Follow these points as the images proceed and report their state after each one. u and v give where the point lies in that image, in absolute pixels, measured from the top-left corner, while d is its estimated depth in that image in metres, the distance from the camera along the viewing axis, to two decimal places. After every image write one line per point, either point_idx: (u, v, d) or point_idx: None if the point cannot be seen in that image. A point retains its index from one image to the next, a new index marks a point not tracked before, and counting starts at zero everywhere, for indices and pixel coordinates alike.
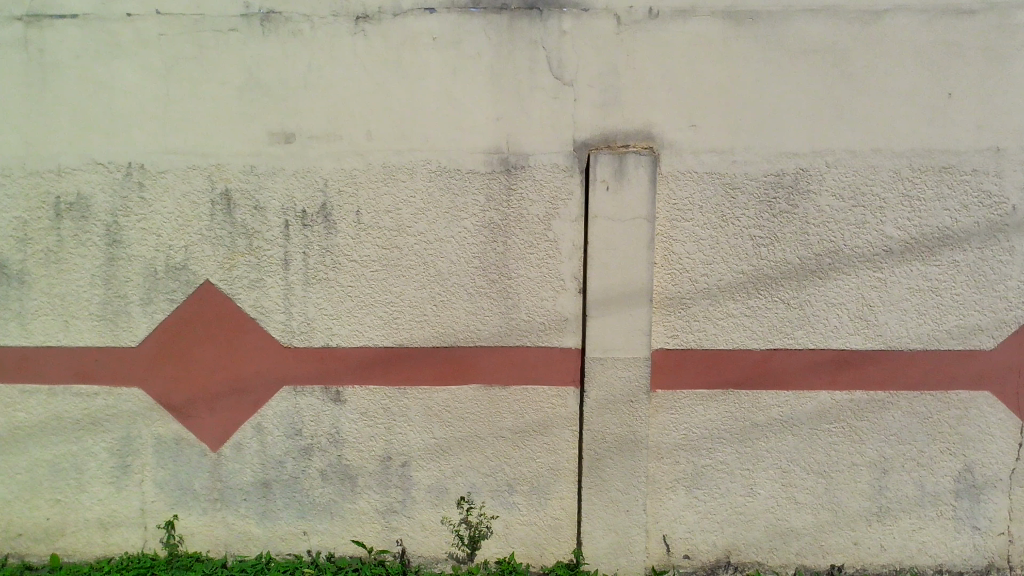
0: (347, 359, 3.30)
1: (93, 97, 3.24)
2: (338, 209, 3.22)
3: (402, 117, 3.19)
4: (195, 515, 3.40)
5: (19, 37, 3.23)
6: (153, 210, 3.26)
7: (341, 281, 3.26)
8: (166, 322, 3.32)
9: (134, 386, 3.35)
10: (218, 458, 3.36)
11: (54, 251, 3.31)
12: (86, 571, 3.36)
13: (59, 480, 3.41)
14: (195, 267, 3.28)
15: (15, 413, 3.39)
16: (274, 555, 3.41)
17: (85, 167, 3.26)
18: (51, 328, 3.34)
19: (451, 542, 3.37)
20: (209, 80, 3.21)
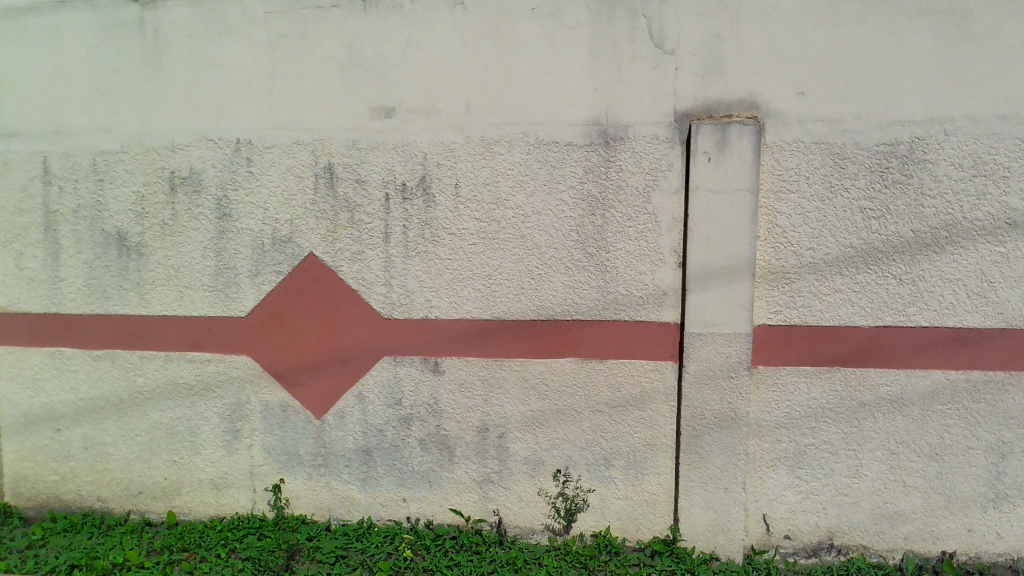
0: (445, 331, 3.34)
1: (203, 75, 3.36)
2: (437, 182, 3.25)
3: (500, 90, 3.19)
4: (300, 479, 3.53)
5: (136, 18, 3.38)
6: (260, 184, 3.37)
7: (439, 253, 3.29)
8: (273, 293, 3.43)
9: (244, 354, 3.49)
10: (322, 425, 3.47)
11: (169, 224, 3.46)
12: (200, 528, 3.52)
13: (176, 442, 3.59)
14: (300, 240, 3.38)
15: (135, 378, 3.58)
16: (375, 521, 3.51)
17: (198, 144, 3.40)
18: (167, 298, 3.50)
19: (547, 514, 3.39)
20: (312, 56, 3.28)
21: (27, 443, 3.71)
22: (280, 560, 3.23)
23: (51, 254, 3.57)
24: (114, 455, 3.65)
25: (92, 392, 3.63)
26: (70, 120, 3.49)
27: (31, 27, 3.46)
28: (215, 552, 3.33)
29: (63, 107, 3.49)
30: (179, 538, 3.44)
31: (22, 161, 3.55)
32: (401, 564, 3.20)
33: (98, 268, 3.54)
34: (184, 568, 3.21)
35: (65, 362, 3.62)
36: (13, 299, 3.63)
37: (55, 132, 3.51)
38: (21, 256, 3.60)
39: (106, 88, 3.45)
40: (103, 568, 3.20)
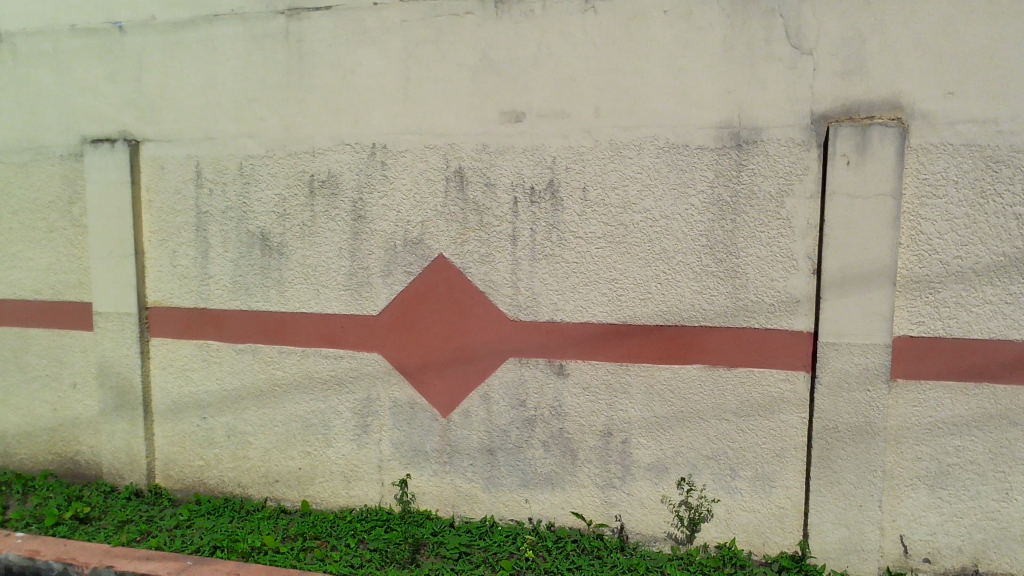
0: (570, 333, 3.35)
1: (343, 82, 3.51)
2: (564, 186, 3.27)
3: (629, 93, 3.17)
4: (426, 475, 3.61)
5: (281, 30, 3.57)
6: (394, 187, 3.47)
7: (566, 257, 3.30)
8: (404, 293, 3.54)
9: (375, 351, 3.61)
10: (448, 423, 3.54)
11: (308, 225, 3.62)
12: (331, 518, 3.66)
13: (310, 434, 3.75)
14: (430, 242, 3.46)
15: (275, 372, 3.76)
16: (497, 520, 3.55)
17: (336, 148, 3.54)
18: (306, 295, 3.67)
19: (669, 522, 3.34)
20: (445, 62, 3.37)
21: (177, 429, 3.97)
22: (406, 553, 3.32)
23: (201, 252, 3.81)
24: (253, 444, 3.85)
25: (234, 383, 3.84)
26: (219, 127, 3.72)
27: (187, 40, 3.72)
28: (344, 541, 3.45)
29: (213, 115, 3.72)
30: (312, 526, 3.59)
31: (178, 166, 3.81)
32: (522, 563, 3.23)
33: (242, 267, 3.75)
34: (316, 555, 3.34)
35: (212, 354, 3.85)
36: (168, 294, 3.90)
37: (207, 139, 3.75)
38: (175, 254, 3.86)
39: (252, 96, 3.65)
40: (243, 550, 3.38)
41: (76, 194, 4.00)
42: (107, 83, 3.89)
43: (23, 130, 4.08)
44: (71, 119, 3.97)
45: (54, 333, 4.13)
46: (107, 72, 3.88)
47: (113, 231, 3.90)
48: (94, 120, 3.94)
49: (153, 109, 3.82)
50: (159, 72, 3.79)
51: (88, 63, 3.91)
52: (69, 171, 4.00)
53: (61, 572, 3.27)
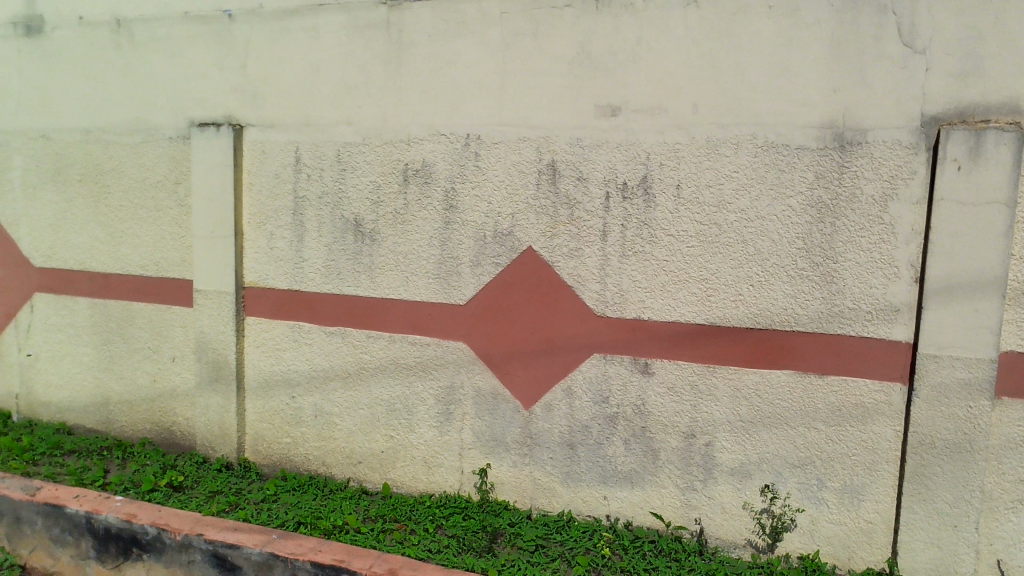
0: (657, 332, 3.31)
1: (440, 72, 3.55)
2: (658, 183, 3.23)
3: (730, 90, 3.11)
4: (506, 466, 3.63)
5: (383, 20, 3.63)
6: (486, 177, 3.50)
7: (657, 255, 3.26)
8: (492, 284, 3.56)
9: (460, 340, 3.64)
10: (529, 416, 3.55)
11: (401, 213, 3.68)
12: (410, 502, 3.71)
13: (393, 419, 3.81)
14: (520, 234, 3.47)
15: (362, 355, 3.84)
16: (575, 515, 3.54)
17: (431, 137, 3.58)
18: (395, 282, 3.73)
19: (751, 529, 3.26)
20: (543, 55, 3.37)
21: (266, 406, 4.09)
22: (483, 542, 3.35)
23: (297, 235, 3.91)
24: (339, 425, 3.93)
25: (323, 364, 3.93)
26: (319, 114, 3.81)
27: (293, 29, 3.82)
28: (423, 526, 3.50)
29: (314, 102, 3.81)
30: (392, 509, 3.65)
31: (278, 151, 3.91)
32: (598, 560, 3.21)
33: (335, 251, 3.83)
34: (395, 538, 3.40)
35: (303, 335, 3.95)
36: (263, 275, 4.02)
37: (306, 125, 3.84)
38: (272, 236, 3.97)
39: (352, 85, 3.72)
40: (325, 528, 3.46)
41: (182, 174, 4.15)
42: (215, 69, 4.03)
43: (135, 112, 4.25)
44: (180, 103, 4.13)
45: (156, 308, 4.31)
46: (216, 58, 4.02)
47: (215, 212, 4.04)
48: (201, 105, 4.08)
49: (257, 95, 3.94)
50: (264, 59, 3.90)
51: (199, 49, 4.05)
52: (176, 152, 4.16)
53: (155, 537, 3.41)
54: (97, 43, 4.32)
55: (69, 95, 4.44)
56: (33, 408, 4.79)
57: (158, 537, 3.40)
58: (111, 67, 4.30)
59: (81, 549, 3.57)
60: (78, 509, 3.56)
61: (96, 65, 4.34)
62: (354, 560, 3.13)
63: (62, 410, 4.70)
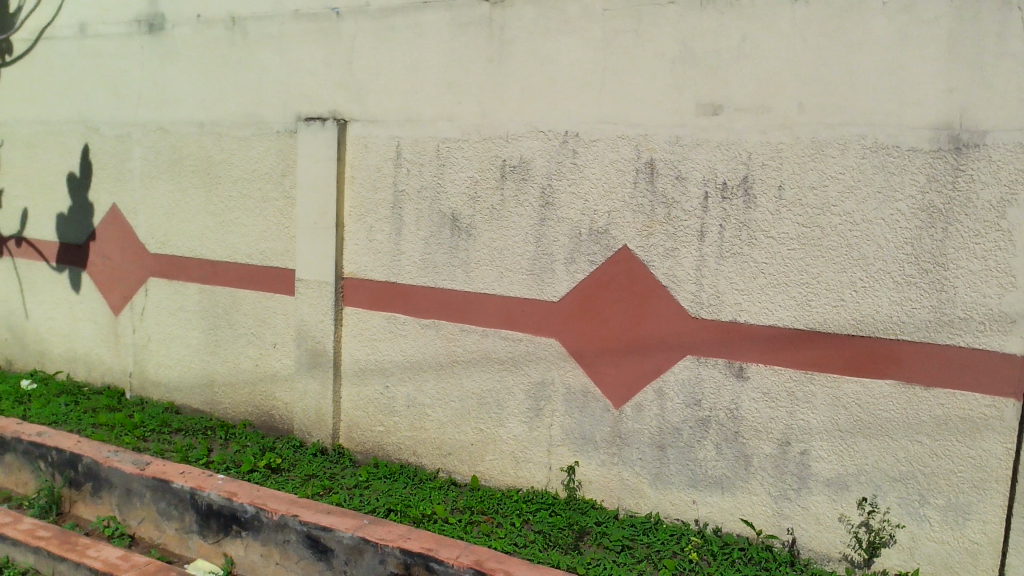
0: (754, 335, 3.24)
1: (540, 69, 3.56)
2: (759, 183, 3.16)
3: (838, 88, 3.01)
4: (594, 464, 3.62)
5: (486, 16, 3.67)
6: (583, 175, 3.49)
7: (755, 256, 3.20)
8: (585, 281, 3.55)
9: (552, 337, 3.65)
10: (620, 415, 3.53)
11: (497, 209, 3.71)
12: (498, 496, 3.74)
13: (484, 412, 3.85)
14: (616, 232, 3.45)
15: (455, 348, 3.89)
16: (662, 518, 3.50)
17: (529, 134, 3.60)
18: (489, 277, 3.76)
19: (846, 542, 3.15)
20: (644, 52, 3.34)
21: (361, 394, 4.19)
22: (569, 540, 3.35)
23: (395, 228, 4.00)
24: (430, 416, 4.00)
25: (417, 356, 4.00)
26: (421, 109, 3.87)
27: (397, 26, 3.90)
28: (510, 520, 3.53)
29: (416, 98, 3.88)
30: (480, 501, 3.68)
31: (380, 145, 4.00)
32: (685, 565, 3.17)
33: (432, 245, 3.90)
34: (482, 530, 3.44)
35: (398, 327, 4.03)
36: (362, 266, 4.12)
37: (408, 121, 3.91)
38: (371, 229, 4.07)
39: (453, 81, 3.77)
40: (415, 516, 3.53)
41: (288, 167, 4.29)
42: (322, 65, 4.15)
43: (245, 107, 4.42)
44: (288, 98, 4.27)
45: (260, 295, 4.47)
46: (323, 54, 4.14)
47: (318, 204, 4.16)
48: (308, 100, 4.21)
49: (362, 91, 4.04)
50: (369, 56, 3.99)
51: (307, 46, 4.18)
52: (283, 146, 4.30)
53: (253, 515, 3.54)
54: (213, 41, 4.51)
55: (186, 90, 4.65)
56: (144, 387, 5.05)
57: (256, 516, 3.53)
58: (225, 63, 4.48)
59: (185, 523, 3.74)
60: (184, 485, 3.73)
61: (211, 62, 4.53)
62: (441, 549, 3.18)
63: (170, 390, 4.92)
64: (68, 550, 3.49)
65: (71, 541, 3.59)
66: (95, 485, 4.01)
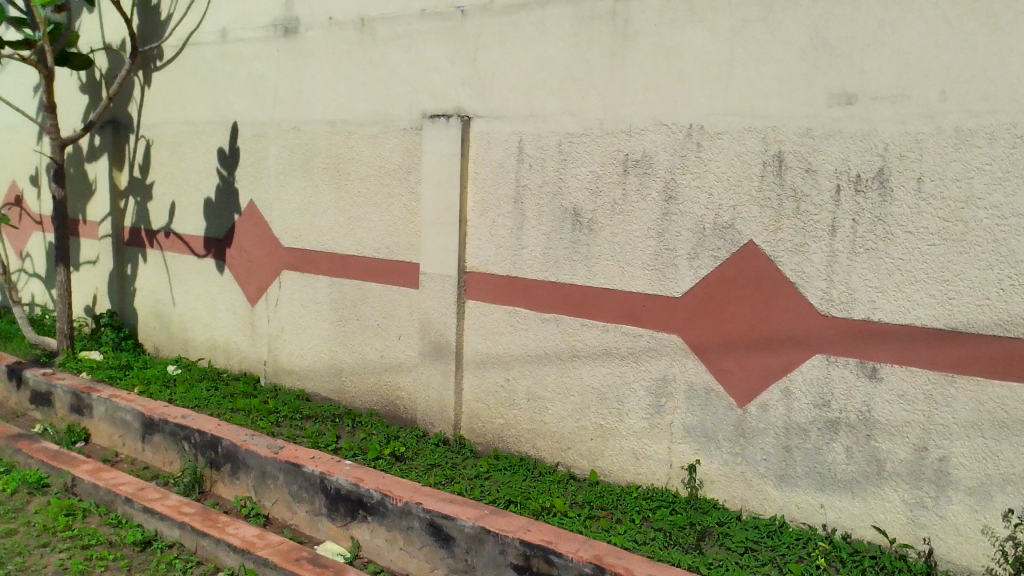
0: (888, 335, 3.09)
1: (665, 62, 3.51)
2: (897, 175, 3.01)
3: (987, 74, 2.82)
4: (716, 464, 3.55)
5: (610, 11, 3.65)
6: (708, 168, 3.43)
7: (891, 253, 3.05)
8: (709, 277, 3.48)
9: (674, 333, 3.60)
10: (744, 414, 3.45)
11: (619, 203, 3.69)
12: (618, 491, 3.72)
13: (604, 407, 3.84)
14: (741, 227, 3.37)
15: (575, 343, 3.90)
16: (788, 521, 3.39)
17: (652, 128, 3.56)
18: (611, 272, 3.75)
19: (990, 556, 2.95)
20: (774, 42, 3.24)
21: (482, 386, 4.26)
22: (690, 539, 3.30)
23: (517, 223, 4.04)
24: (550, 410, 4.02)
25: (537, 349, 4.03)
26: (544, 105, 3.89)
27: (521, 22, 3.93)
28: (629, 516, 3.51)
29: (539, 94, 3.90)
30: (600, 496, 3.68)
31: (503, 141, 4.05)
32: (812, 570, 3.07)
33: (553, 240, 3.91)
34: (602, 525, 3.43)
35: (519, 320, 4.07)
36: (484, 261, 4.18)
37: (530, 116, 3.94)
38: (494, 224, 4.12)
39: (576, 76, 3.77)
40: (534, 509, 3.56)
41: (413, 164, 4.40)
42: (448, 63, 4.23)
43: (374, 105, 4.56)
44: (415, 96, 4.38)
45: (386, 288, 4.61)
46: (449, 53, 4.22)
47: (442, 199, 4.25)
48: (434, 97, 4.30)
49: (486, 87, 4.09)
50: (493, 52, 4.04)
51: (433, 45, 4.27)
52: (409, 143, 4.41)
53: (378, 501, 3.66)
54: (344, 42, 4.68)
55: (317, 90, 4.84)
56: (277, 374, 5.29)
57: (382, 502, 3.65)
58: (355, 63, 4.63)
59: (315, 506, 3.90)
60: (314, 469, 3.89)
61: (343, 63, 4.69)
62: (561, 542, 3.19)
63: (301, 378, 5.14)
64: (210, 527, 3.71)
65: (212, 518, 3.81)
66: (234, 466, 4.23)
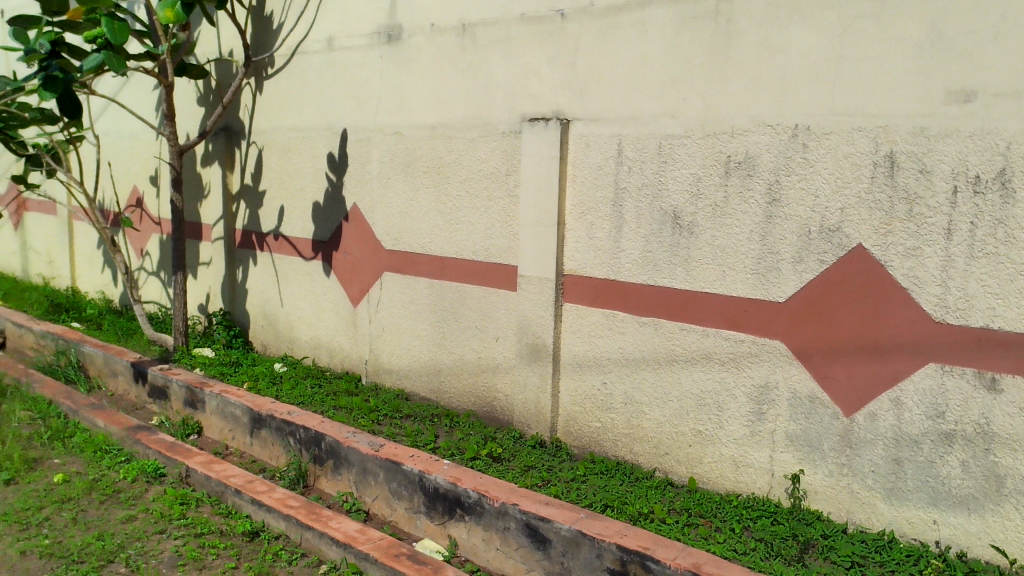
0: (1008, 344, 2.93)
1: (770, 61, 3.43)
2: (1020, 176, 2.86)
3: None
4: (821, 474, 3.44)
5: (713, 10, 3.59)
6: (814, 169, 3.33)
7: (1013, 257, 2.89)
8: (815, 282, 3.38)
9: (777, 339, 3.51)
10: (851, 424, 3.34)
11: (721, 206, 3.62)
12: (717, 499, 3.65)
13: (703, 413, 3.77)
14: (850, 230, 3.26)
15: (673, 347, 3.85)
16: (898, 536, 3.25)
17: (756, 129, 3.48)
18: (711, 275, 3.68)
19: None
20: (886, 37, 3.11)
21: (579, 389, 4.25)
22: (793, 551, 3.21)
23: (616, 226, 4.01)
24: (647, 415, 3.98)
25: (635, 353, 3.99)
26: (644, 106, 3.86)
27: (621, 23, 3.90)
28: (729, 525, 3.44)
29: (639, 96, 3.87)
30: (698, 504, 3.62)
31: (602, 143, 4.03)
32: None
33: (652, 243, 3.87)
34: (700, 533, 3.38)
35: (616, 323, 4.05)
36: (582, 264, 4.18)
37: (630, 118, 3.91)
38: (592, 226, 4.11)
39: (678, 77, 3.72)
40: (631, 514, 3.53)
41: (512, 167, 4.43)
42: (547, 67, 4.24)
43: (474, 109, 4.62)
44: (514, 100, 4.41)
45: (484, 290, 4.66)
46: (548, 56, 4.23)
47: (541, 202, 4.27)
48: (533, 101, 4.32)
49: (585, 90, 4.09)
50: (593, 55, 4.03)
51: (533, 48, 4.29)
52: (508, 146, 4.44)
53: (475, 501, 3.70)
54: (445, 48, 4.75)
55: (419, 95, 4.93)
56: (378, 373, 5.41)
57: (479, 501, 3.68)
58: (456, 68, 4.70)
59: (413, 503, 3.97)
60: (413, 467, 3.96)
61: (443, 68, 4.77)
62: (659, 549, 3.16)
63: (401, 377, 5.24)
64: (314, 520, 3.83)
65: (316, 511, 3.93)
66: (336, 462, 4.35)
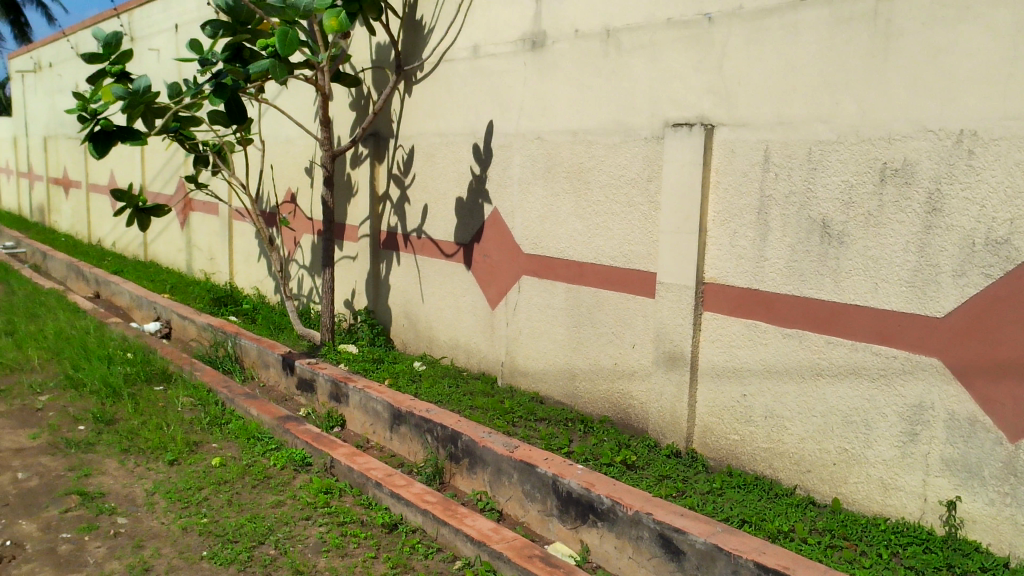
0: None
1: (933, 62, 3.25)
2: None
3: None
4: (980, 503, 3.22)
5: (871, 10, 3.44)
6: (980, 178, 3.14)
7: None
8: (978, 297, 3.17)
9: (934, 357, 3.31)
10: (1015, 451, 3.11)
11: (874, 215, 3.47)
12: (863, 522, 3.49)
13: (850, 431, 3.61)
14: (1019, 242, 3.05)
15: (819, 361, 3.70)
16: None
17: (916, 134, 3.31)
18: (861, 288, 3.53)
19: None
20: None
21: (717, 400, 4.16)
22: None
23: (761, 234, 3.91)
24: (789, 430, 3.85)
25: (777, 366, 3.87)
26: (793, 111, 3.74)
27: (772, 27, 3.80)
28: (876, 550, 3.28)
29: (789, 101, 3.75)
30: (842, 525, 3.47)
31: (747, 150, 3.94)
32: None
33: (800, 252, 3.74)
34: (844, 556, 3.23)
35: (758, 333, 3.94)
36: (724, 273, 4.09)
37: (778, 123, 3.80)
38: (736, 233, 4.02)
39: (831, 80, 3.59)
40: (771, 531, 3.43)
41: (653, 172, 4.39)
42: (692, 71, 4.18)
43: (616, 115, 4.60)
44: (657, 105, 4.37)
45: (621, 296, 4.63)
46: (694, 60, 4.17)
47: (682, 208, 4.20)
48: (677, 106, 4.26)
49: (731, 95, 4.01)
50: (740, 59, 3.94)
51: (678, 53, 4.24)
52: (649, 152, 4.41)
53: (608, 508, 3.68)
54: (589, 53, 4.77)
55: (561, 101, 4.96)
56: (514, 376, 5.47)
57: (612, 508, 3.66)
58: (599, 74, 4.70)
59: (546, 506, 3.99)
60: (547, 471, 3.99)
61: (586, 74, 4.78)
62: (800, 569, 3.05)
63: (536, 381, 5.28)
64: (449, 517, 3.91)
65: (452, 508, 4.01)
66: (471, 461, 4.43)
